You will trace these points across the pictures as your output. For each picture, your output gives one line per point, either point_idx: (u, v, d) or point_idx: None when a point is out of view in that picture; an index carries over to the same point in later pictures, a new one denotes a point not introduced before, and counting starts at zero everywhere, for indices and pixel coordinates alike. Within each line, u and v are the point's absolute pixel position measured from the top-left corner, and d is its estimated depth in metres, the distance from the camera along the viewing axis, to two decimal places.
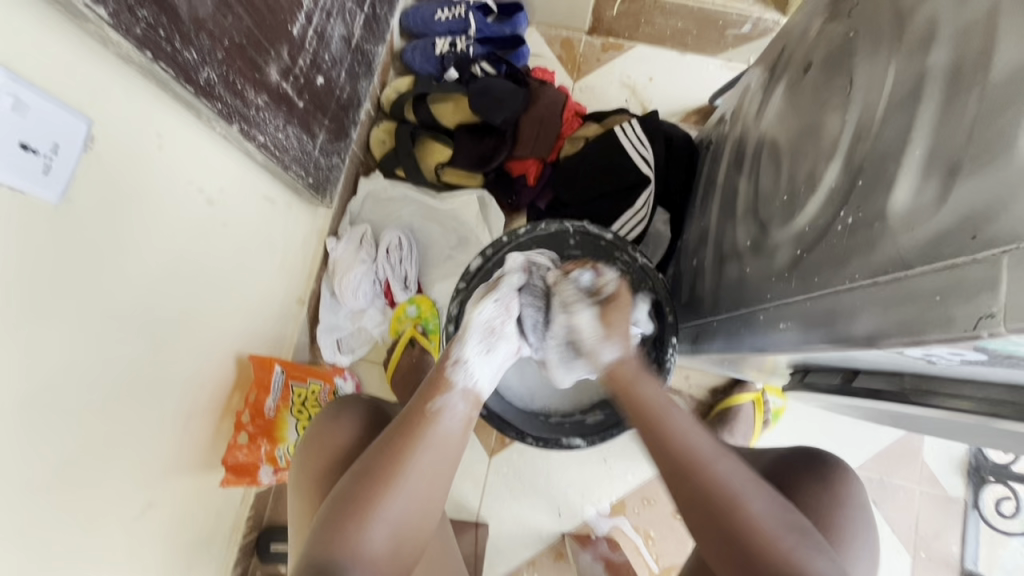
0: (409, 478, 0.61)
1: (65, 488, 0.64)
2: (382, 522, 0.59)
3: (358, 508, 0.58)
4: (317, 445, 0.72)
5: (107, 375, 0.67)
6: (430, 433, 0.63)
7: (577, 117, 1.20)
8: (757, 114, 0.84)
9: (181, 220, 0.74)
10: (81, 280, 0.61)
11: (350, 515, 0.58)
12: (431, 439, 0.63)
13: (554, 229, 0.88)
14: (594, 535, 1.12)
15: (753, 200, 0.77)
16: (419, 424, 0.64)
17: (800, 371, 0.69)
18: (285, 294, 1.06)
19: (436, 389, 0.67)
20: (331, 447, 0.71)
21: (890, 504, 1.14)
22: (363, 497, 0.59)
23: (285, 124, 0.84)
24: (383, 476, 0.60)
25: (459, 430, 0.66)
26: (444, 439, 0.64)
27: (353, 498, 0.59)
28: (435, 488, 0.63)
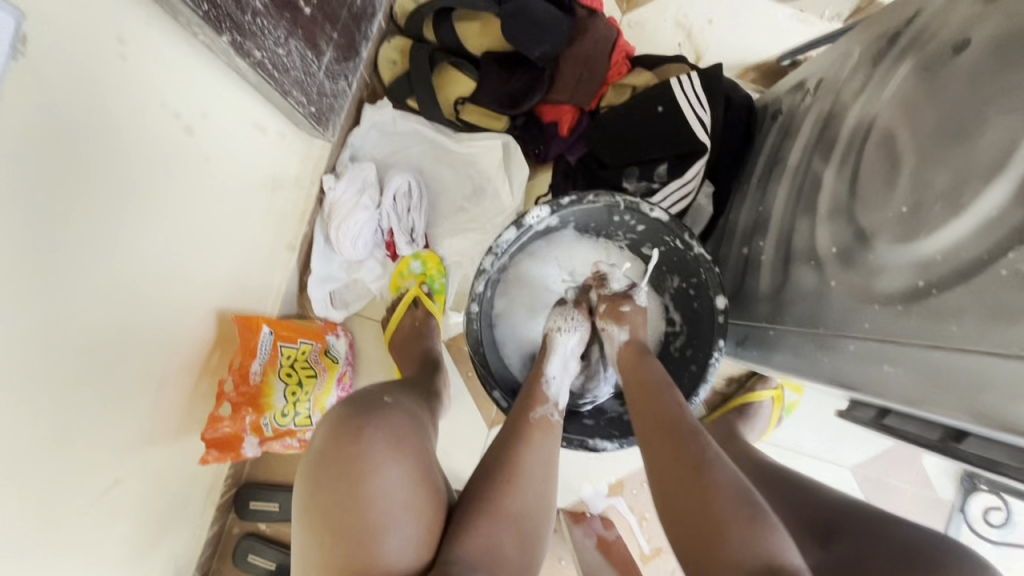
0: (527, 470, 0.62)
1: (20, 478, 0.54)
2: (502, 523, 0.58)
3: (491, 512, 0.58)
4: (335, 455, 0.55)
5: (49, 362, 0.54)
6: (542, 432, 0.68)
7: (627, 60, 1.03)
8: (860, 88, 0.70)
9: (148, 155, 0.59)
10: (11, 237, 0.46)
11: (484, 519, 0.57)
12: (537, 456, 0.64)
13: (602, 202, 0.77)
14: (588, 513, 1.10)
15: (845, 200, 0.65)
16: (532, 429, 0.67)
17: (880, 411, 0.61)
18: (274, 239, 0.92)
19: (533, 401, 0.71)
20: (370, 469, 0.54)
21: (880, 499, 1.14)
22: (495, 501, 0.59)
23: (287, 37, 0.65)
24: (509, 476, 0.61)
25: (547, 436, 0.68)
26: (548, 443, 0.67)
27: (482, 501, 0.59)
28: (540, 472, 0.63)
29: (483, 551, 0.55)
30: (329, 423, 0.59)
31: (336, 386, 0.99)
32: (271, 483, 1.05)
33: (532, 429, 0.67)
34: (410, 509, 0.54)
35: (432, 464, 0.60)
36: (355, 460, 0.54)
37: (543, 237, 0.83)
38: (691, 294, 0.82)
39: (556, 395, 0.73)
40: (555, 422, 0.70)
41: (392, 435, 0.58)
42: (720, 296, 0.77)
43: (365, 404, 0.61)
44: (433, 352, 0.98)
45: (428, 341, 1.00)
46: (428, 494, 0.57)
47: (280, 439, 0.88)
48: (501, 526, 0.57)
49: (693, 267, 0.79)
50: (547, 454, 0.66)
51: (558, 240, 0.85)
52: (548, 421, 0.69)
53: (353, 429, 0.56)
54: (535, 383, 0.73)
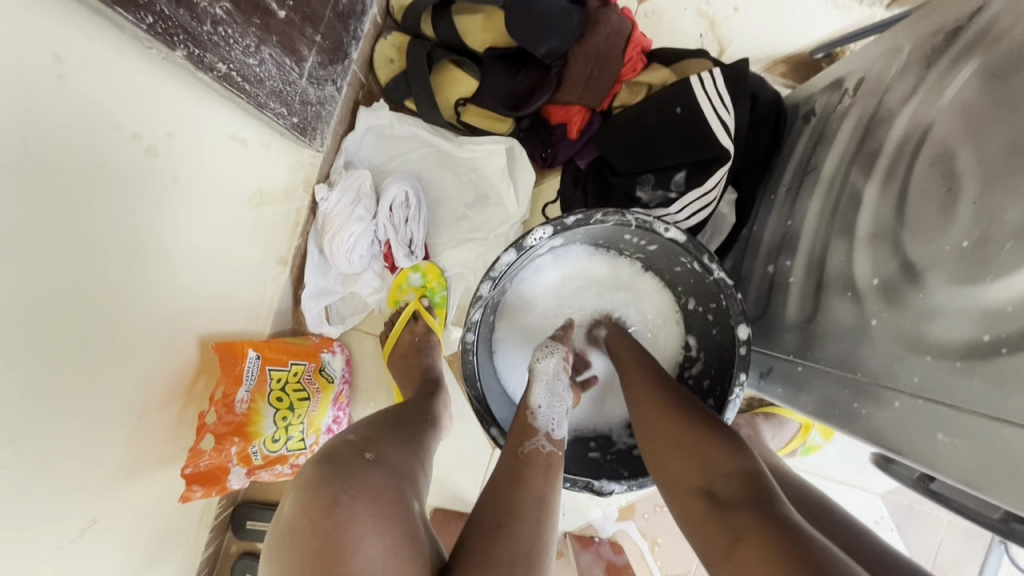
0: (521, 507, 0.56)
1: None
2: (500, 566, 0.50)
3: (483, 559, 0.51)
4: (309, 531, 0.50)
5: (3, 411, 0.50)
6: (534, 466, 0.61)
7: (642, 54, 0.94)
8: (908, 92, 0.61)
9: (104, 180, 0.53)
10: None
11: (477, 569, 0.50)
12: (534, 497, 0.57)
13: (612, 220, 0.69)
14: (597, 537, 1.05)
15: (889, 224, 0.57)
16: (524, 463, 0.61)
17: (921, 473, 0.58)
18: (263, 255, 0.86)
19: (523, 434, 0.64)
20: (347, 546, 0.49)
21: (912, 528, 1.06)
22: (489, 551, 0.51)
23: (259, 45, 0.60)
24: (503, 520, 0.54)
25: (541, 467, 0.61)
26: (550, 483, 0.60)
27: (473, 553, 0.51)
28: (537, 506, 0.56)
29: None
30: (302, 489, 0.54)
31: (332, 407, 0.95)
32: (268, 503, 1.02)
33: (528, 465, 0.60)
34: None
35: (418, 524, 0.54)
36: (330, 535, 0.49)
37: (548, 255, 0.76)
38: (709, 319, 0.74)
39: (547, 424, 0.66)
40: (549, 454, 0.63)
41: (370, 500, 0.52)
42: (742, 324, 0.69)
43: (342, 461, 0.56)
44: (433, 372, 0.91)
45: (428, 358, 0.93)
46: (416, 562, 0.51)
47: (269, 468, 0.85)
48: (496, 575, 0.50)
49: (712, 291, 0.72)
50: (542, 489, 0.58)
51: (564, 256, 0.77)
52: (544, 456, 0.62)
53: (326, 499, 0.51)
54: (522, 416, 0.67)
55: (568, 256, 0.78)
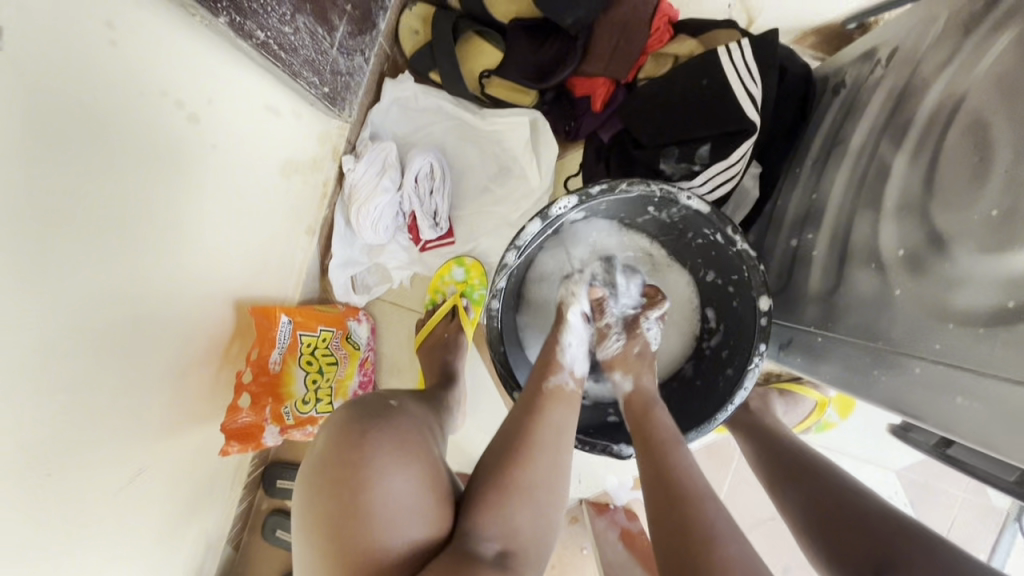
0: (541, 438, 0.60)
1: (44, 470, 0.55)
2: (519, 495, 0.56)
3: (504, 487, 0.55)
4: (338, 460, 0.53)
5: (60, 362, 0.53)
6: (559, 404, 0.64)
7: (669, 25, 0.93)
8: (943, 63, 0.60)
9: (150, 145, 0.56)
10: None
11: (494, 489, 0.55)
12: (553, 426, 0.62)
13: (636, 190, 0.70)
14: (612, 504, 1.08)
15: (918, 196, 0.57)
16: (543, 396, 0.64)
17: (942, 439, 0.60)
18: (293, 224, 0.89)
19: (550, 370, 0.67)
20: (376, 472, 0.52)
21: (924, 504, 1.07)
22: (508, 474, 0.56)
23: (293, 14, 0.61)
24: (522, 452, 0.58)
25: (565, 404, 0.65)
26: (568, 418, 0.64)
27: (490, 477, 0.57)
28: (559, 444, 0.61)
29: (501, 528, 0.53)
30: (332, 426, 0.57)
31: (358, 372, 0.98)
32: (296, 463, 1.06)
33: (550, 401, 0.64)
34: (417, 513, 0.52)
35: (438, 466, 0.58)
36: (358, 465, 0.52)
37: (572, 225, 0.77)
38: (730, 291, 0.75)
39: (571, 363, 0.69)
40: (569, 390, 0.66)
41: (395, 439, 0.56)
42: (763, 296, 0.70)
43: (370, 405, 0.59)
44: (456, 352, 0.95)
45: (456, 348, 0.96)
46: (438, 498, 0.55)
47: (301, 427, 0.88)
48: (516, 501, 0.55)
49: (735, 263, 0.73)
50: (563, 426, 0.62)
51: (589, 227, 0.79)
52: (564, 393, 0.65)
53: (354, 432, 0.55)
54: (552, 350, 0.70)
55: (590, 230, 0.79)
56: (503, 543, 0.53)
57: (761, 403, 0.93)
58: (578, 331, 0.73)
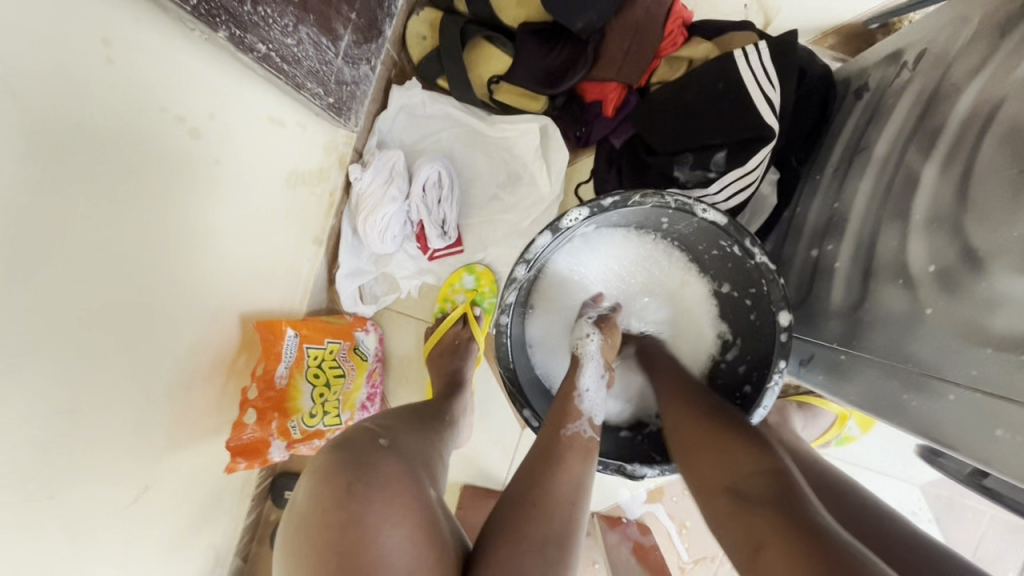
0: (556, 492, 0.57)
1: (47, 493, 0.54)
2: (531, 550, 0.53)
3: (511, 540, 0.53)
4: (322, 520, 0.51)
5: (62, 385, 0.52)
6: (573, 453, 0.61)
7: (683, 27, 0.91)
8: (977, 67, 0.57)
9: (152, 162, 0.55)
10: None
11: (504, 548, 0.53)
12: (568, 479, 0.59)
13: (650, 201, 0.67)
14: (625, 518, 1.06)
15: (951, 208, 0.54)
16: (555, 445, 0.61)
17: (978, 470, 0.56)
18: (300, 235, 0.88)
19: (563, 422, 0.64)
20: (363, 532, 0.50)
21: (950, 520, 1.03)
22: (517, 528, 0.54)
23: (296, 24, 0.60)
24: (537, 506, 0.56)
25: (579, 450, 0.62)
26: (586, 467, 0.61)
27: (502, 530, 0.54)
28: (572, 490, 0.58)
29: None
30: (317, 475, 0.54)
31: (366, 383, 0.97)
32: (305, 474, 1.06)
33: (566, 451, 0.61)
34: (413, 570, 0.49)
35: (434, 508, 0.56)
36: (347, 526, 0.50)
37: (579, 238, 0.74)
38: (747, 304, 0.72)
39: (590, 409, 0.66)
40: (589, 438, 0.63)
41: (384, 489, 0.53)
42: (784, 311, 0.67)
43: (357, 447, 0.56)
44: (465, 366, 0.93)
45: (465, 358, 0.94)
46: (435, 546, 0.52)
47: (308, 442, 0.87)
48: (524, 553, 0.52)
49: (752, 275, 0.70)
50: (579, 481, 0.59)
51: (597, 240, 0.76)
52: (583, 441, 0.63)
53: (341, 486, 0.52)
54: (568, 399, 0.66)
55: (601, 243, 0.77)
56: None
57: (778, 418, 0.90)
58: (593, 373, 0.70)
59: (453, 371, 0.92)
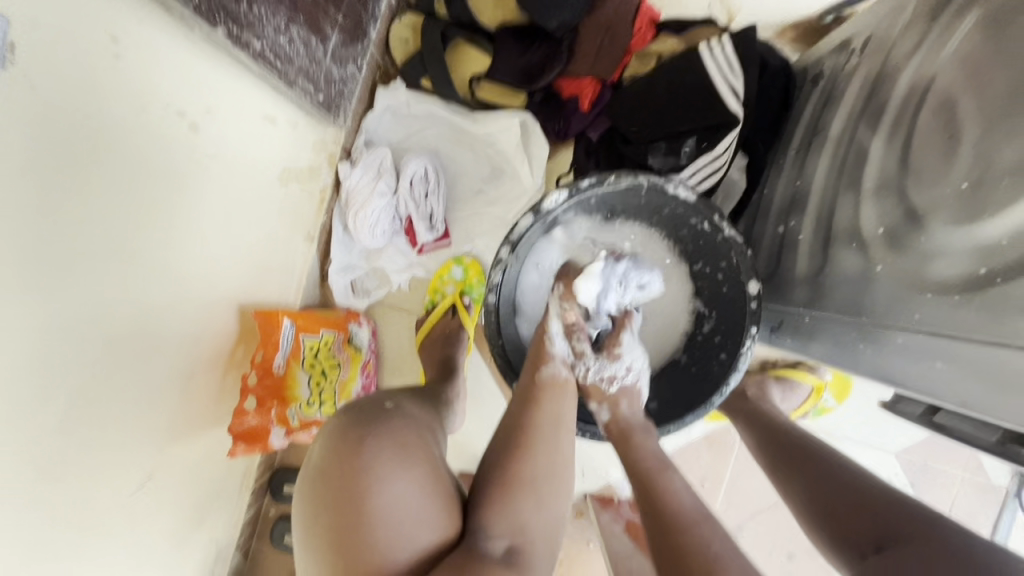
0: (539, 434, 0.63)
1: (56, 472, 0.57)
2: (530, 496, 0.59)
3: (508, 487, 0.59)
4: (334, 469, 0.54)
5: (69, 366, 0.55)
6: (553, 395, 0.67)
7: (651, 25, 0.96)
8: (914, 48, 0.62)
9: (153, 153, 0.58)
10: (10, 245, 0.45)
11: (504, 492, 0.59)
12: (551, 419, 0.65)
13: (624, 182, 0.73)
14: (616, 498, 1.09)
15: (895, 174, 0.59)
16: (537, 390, 0.67)
17: (930, 408, 0.61)
18: (292, 230, 0.91)
19: (540, 364, 0.69)
20: (372, 479, 0.53)
21: (925, 485, 1.08)
22: (514, 472, 0.60)
23: (288, 24, 0.64)
24: (522, 443, 0.62)
25: (562, 398, 0.68)
26: (564, 406, 0.67)
27: (498, 474, 0.60)
28: (557, 434, 0.64)
29: (511, 526, 0.57)
30: (329, 435, 0.58)
31: (361, 375, 1.01)
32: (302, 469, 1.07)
33: (544, 390, 0.67)
34: (421, 515, 0.53)
35: (439, 463, 0.60)
36: (358, 472, 0.53)
37: (584, 224, 0.79)
38: (719, 278, 0.77)
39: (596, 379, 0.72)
40: (564, 380, 0.70)
41: (393, 443, 0.56)
42: (752, 281, 0.73)
43: (367, 410, 0.60)
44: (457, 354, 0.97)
45: (457, 345, 0.98)
46: (439, 496, 0.56)
47: (306, 429, 0.90)
48: (523, 496, 0.59)
49: (722, 250, 0.75)
50: (560, 420, 0.66)
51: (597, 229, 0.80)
52: (558, 381, 0.69)
53: (354, 439, 0.56)
54: (541, 340, 0.72)
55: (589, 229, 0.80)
56: (512, 540, 0.56)
57: (757, 391, 0.95)
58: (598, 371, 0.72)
59: (445, 358, 0.96)
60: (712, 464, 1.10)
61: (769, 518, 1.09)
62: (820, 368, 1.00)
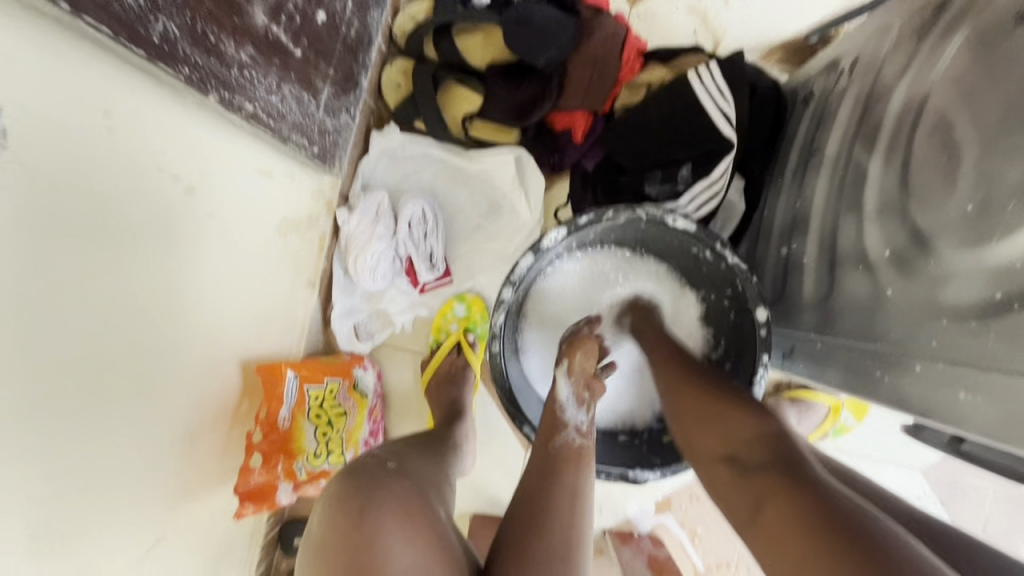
0: (556, 509, 0.59)
1: (63, 551, 0.55)
2: (549, 573, 0.54)
3: (530, 557, 0.55)
4: (336, 543, 0.52)
5: (73, 441, 0.54)
6: (570, 463, 0.63)
7: (638, 57, 0.97)
8: (903, 68, 0.62)
9: (153, 219, 0.58)
10: (20, 327, 0.45)
11: (519, 568, 0.54)
12: (569, 492, 0.60)
13: (623, 217, 0.72)
14: (636, 532, 1.06)
15: (896, 195, 0.58)
16: (555, 460, 0.63)
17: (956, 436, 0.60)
18: (293, 279, 0.90)
19: (552, 432, 0.66)
20: (376, 556, 0.51)
21: (955, 502, 1.05)
22: (527, 548, 0.56)
23: (279, 84, 0.65)
24: (542, 518, 0.57)
25: (577, 462, 0.63)
26: (582, 475, 0.62)
27: (514, 552, 0.56)
28: (577, 506, 0.60)
29: None
30: (329, 500, 0.56)
31: (368, 421, 0.99)
32: None
33: (563, 462, 0.63)
34: None
35: (443, 526, 0.57)
36: (360, 546, 0.51)
37: (571, 264, 0.79)
38: (725, 306, 0.76)
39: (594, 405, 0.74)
40: (580, 448, 0.65)
41: (394, 510, 0.54)
42: (761, 307, 0.71)
43: (367, 472, 0.58)
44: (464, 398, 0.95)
45: (463, 387, 0.97)
46: (447, 564, 0.54)
47: (314, 482, 0.89)
48: (539, 573, 0.54)
49: (726, 278, 0.74)
50: (579, 491, 0.61)
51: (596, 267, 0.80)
52: (575, 450, 0.64)
53: (353, 507, 0.54)
54: (552, 411, 0.69)
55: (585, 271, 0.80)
56: None
57: None
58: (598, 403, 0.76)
59: (452, 399, 0.94)
60: None
61: None
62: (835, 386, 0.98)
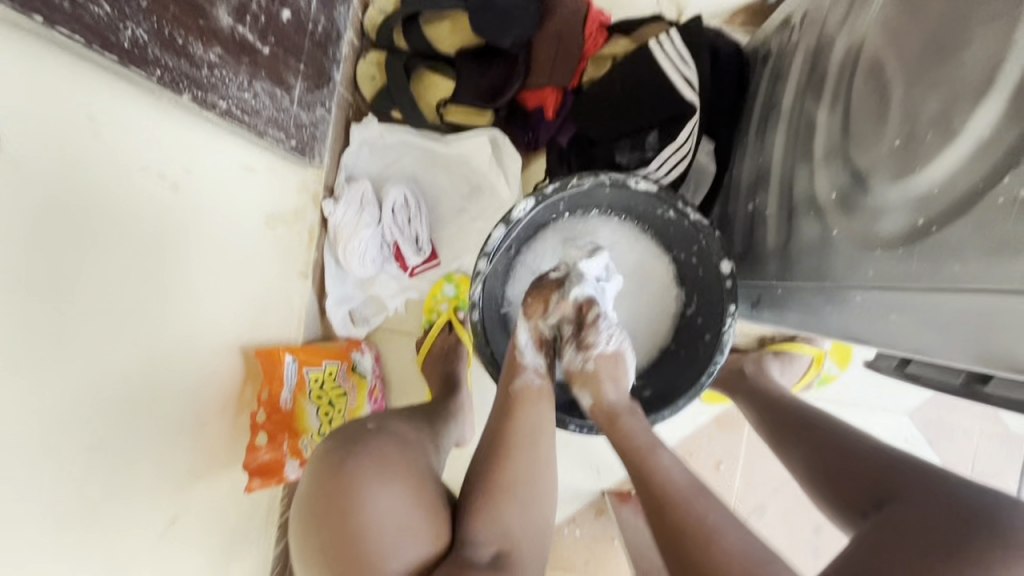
0: (521, 450, 0.63)
1: (83, 523, 0.60)
2: (518, 508, 0.60)
3: (493, 497, 0.60)
4: (321, 492, 0.59)
5: (86, 422, 0.59)
6: (528, 405, 0.67)
7: (603, 29, 0.99)
8: (843, 17, 0.65)
9: (141, 214, 0.63)
10: (29, 314, 0.50)
11: (490, 503, 0.60)
12: (530, 427, 0.65)
13: (586, 184, 0.76)
14: (633, 491, 1.10)
15: (839, 140, 0.61)
16: (515, 402, 0.67)
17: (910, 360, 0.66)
18: (285, 270, 0.95)
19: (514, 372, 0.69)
20: (357, 497, 0.57)
21: (945, 443, 1.07)
22: (497, 483, 0.61)
23: (251, 82, 0.69)
24: (503, 455, 0.62)
25: (539, 407, 0.67)
26: (541, 410, 0.67)
27: (482, 488, 0.61)
28: (545, 449, 0.64)
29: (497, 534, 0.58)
30: (315, 459, 0.63)
31: (369, 400, 1.05)
32: None
33: (520, 402, 0.67)
34: (406, 521, 0.57)
35: (421, 470, 0.63)
36: (341, 491, 0.58)
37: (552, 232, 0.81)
38: (694, 262, 0.80)
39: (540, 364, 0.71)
40: (539, 388, 0.68)
41: (370, 459, 0.60)
42: (724, 260, 0.75)
43: (347, 432, 0.64)
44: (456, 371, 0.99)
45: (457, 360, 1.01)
46: (424, 501, 0.60)
47: None
48: (506, 506, 0.60)
49: (692, 234, 0.78)
50: (538, 428, 0.65)
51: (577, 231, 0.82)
52: (532, 391, 0.68)
53: (334, 461, 0.60)
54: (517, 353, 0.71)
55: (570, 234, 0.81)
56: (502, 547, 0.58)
57: (755, 367, 0.96)
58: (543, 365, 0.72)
59: (446, 374, 0.99)
60: (725, 446, 1.10)
61: (788, 493, 1.10)
62: (817, 337, 1.01)
